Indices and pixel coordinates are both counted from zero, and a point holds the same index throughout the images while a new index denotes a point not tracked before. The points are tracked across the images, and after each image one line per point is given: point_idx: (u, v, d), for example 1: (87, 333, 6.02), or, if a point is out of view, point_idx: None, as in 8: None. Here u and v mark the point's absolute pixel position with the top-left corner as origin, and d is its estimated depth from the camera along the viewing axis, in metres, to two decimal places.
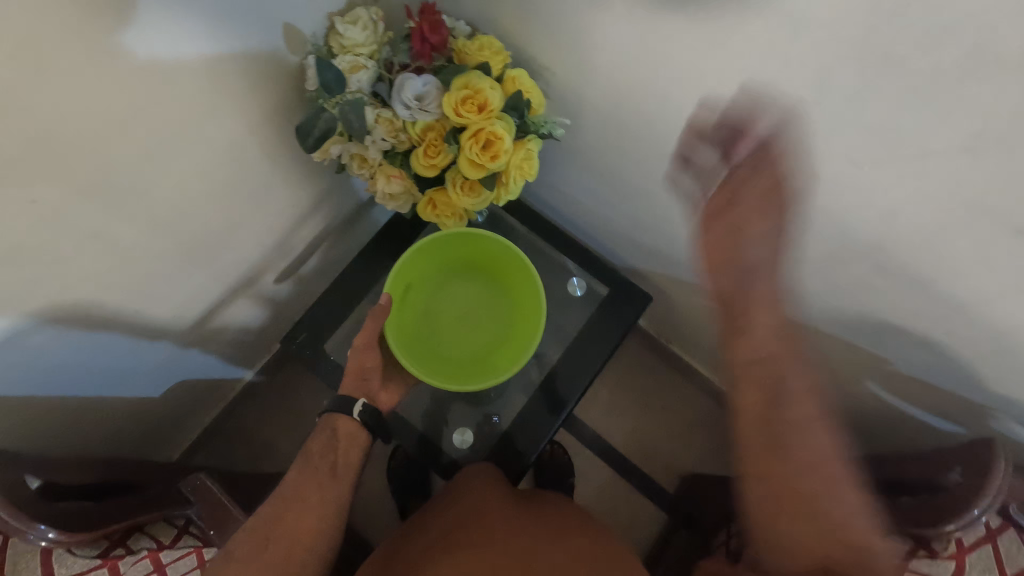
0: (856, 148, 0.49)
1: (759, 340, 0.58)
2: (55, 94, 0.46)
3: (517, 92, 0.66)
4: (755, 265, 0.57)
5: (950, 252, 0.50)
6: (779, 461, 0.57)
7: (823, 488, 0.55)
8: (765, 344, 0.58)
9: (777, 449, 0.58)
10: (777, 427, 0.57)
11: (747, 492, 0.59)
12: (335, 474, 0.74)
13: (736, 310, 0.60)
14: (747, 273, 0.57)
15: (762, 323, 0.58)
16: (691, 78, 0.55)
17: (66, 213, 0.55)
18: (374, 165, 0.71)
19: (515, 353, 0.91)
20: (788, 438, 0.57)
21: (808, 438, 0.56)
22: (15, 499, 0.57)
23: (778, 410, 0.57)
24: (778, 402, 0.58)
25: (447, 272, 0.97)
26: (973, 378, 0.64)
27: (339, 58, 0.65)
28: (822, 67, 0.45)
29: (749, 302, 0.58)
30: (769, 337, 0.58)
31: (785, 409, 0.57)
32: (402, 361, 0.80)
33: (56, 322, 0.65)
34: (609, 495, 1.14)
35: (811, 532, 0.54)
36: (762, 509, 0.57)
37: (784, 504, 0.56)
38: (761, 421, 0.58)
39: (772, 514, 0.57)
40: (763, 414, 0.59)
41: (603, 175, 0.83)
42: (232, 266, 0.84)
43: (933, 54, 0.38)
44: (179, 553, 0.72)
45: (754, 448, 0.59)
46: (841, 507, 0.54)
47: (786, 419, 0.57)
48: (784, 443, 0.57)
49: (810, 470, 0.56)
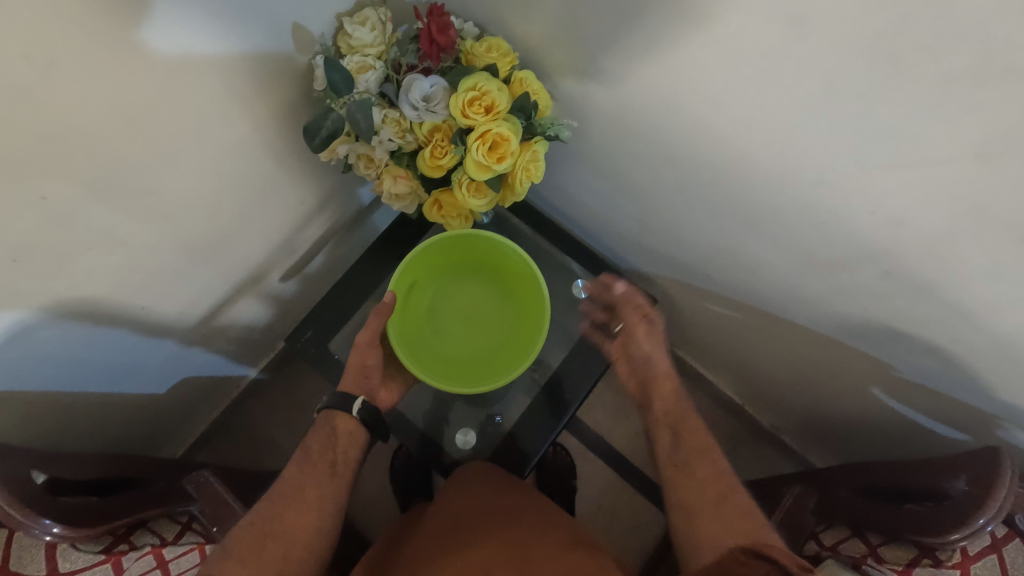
0: (864, 154, 0.48)
1: (657, 400, 0.82)
2: (66, 91, 0.47)
3: (525, 94, 0.66)
4: (644, 357, 0.84)
5: (958, 259, 0.50)
6: (692, 490, 0.70)
7: (727, 499, 0.68)
8: (666, 405, 0.81)
9: (691, 481, 0.71)
10: (682, 462, 0.74)
11: (675, 519, 0.70)
12: (333, 471, 0.73)
13: (642, 389, 0.84)
14: (637, 363, 0.84)
15: (657, 390, 0.82)
16: (698, 83, 0.55)
17: (75, 210, 0.55)
18: (380, 165, 0.72)
19: (515, 357, 0.90)
20: (690, 468, 0.73)
21: (704, 458, 0.73)
22: (21, 493, 0.57)
23: (683, 445, 0.76)
24: (682, 437, 0.77)
25: (452, 270, 0.97)
26: (980, 386, 0.63)
27: (347, 59, 0.65)
28: (831, 73, 0.45)
29: (647, 380, 0.84)
30: (666, 399, 0.82)
31: (681, 443, 0.76)
32: (405, 363, 0.80)
33: (64, 318, 0.65)
34: (611, 497, 1.14)
35: (722, 532, 0.64)
36: (688, 524, 0.68)
37: (699, 521, 0.67)
38: (671, 461, 0.75)
39: (692, 531, 0.67)
40: (672, 453, 0.76)
41: (609, 178, 0.83)
42: (238, 264, 0.84)
43: (942, 61, 0.38)
44: (183, 549, 0.70)
45: (677, 486, 0.72)
46: (744, 519, 0.65)
47: (685, 450, 0.75)
48: (690, 474, 0.72)
49: (715, 491, 0.69)
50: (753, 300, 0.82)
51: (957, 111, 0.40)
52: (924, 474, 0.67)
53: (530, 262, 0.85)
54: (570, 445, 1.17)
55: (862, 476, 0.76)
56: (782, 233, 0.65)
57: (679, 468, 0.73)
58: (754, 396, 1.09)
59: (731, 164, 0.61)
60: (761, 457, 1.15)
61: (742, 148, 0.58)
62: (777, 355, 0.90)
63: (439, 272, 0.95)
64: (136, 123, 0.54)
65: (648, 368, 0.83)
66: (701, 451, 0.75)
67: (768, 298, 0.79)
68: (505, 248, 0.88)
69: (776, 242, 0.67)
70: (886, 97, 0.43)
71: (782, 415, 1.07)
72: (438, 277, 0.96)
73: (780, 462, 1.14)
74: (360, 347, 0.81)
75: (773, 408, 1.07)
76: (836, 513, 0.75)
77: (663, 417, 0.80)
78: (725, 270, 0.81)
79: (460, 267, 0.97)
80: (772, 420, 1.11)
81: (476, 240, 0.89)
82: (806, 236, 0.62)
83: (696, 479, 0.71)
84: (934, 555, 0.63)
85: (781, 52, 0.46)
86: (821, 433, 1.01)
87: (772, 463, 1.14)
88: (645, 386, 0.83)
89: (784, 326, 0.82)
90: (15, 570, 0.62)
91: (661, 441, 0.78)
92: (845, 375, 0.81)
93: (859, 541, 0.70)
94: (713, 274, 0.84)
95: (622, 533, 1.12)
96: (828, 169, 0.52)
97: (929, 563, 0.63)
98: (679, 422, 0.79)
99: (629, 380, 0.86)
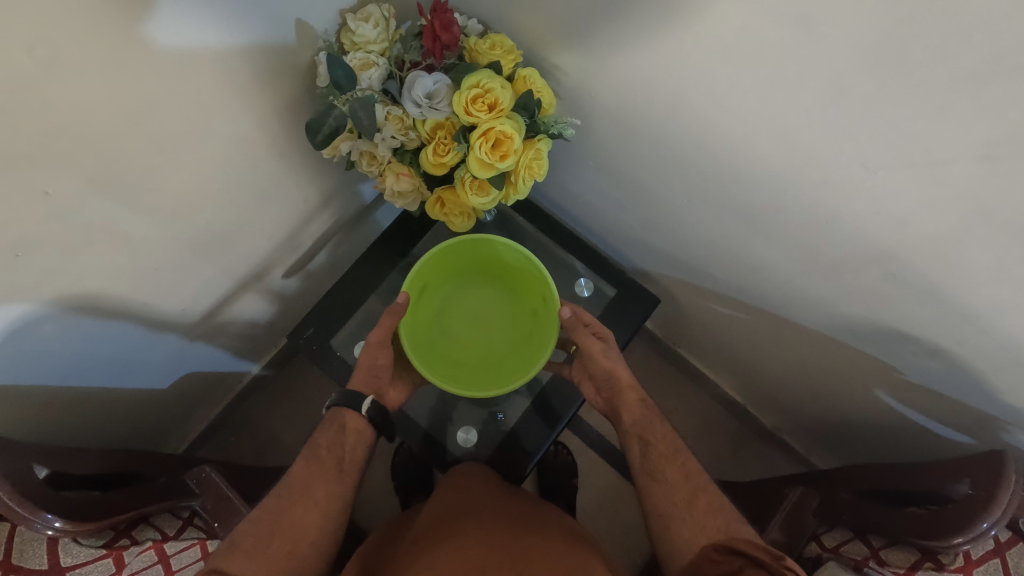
0: (869, 154, 0.48)
1: (624, 410, 0.80)
2: (70, 88, 0.47)
3: (528, 91, 0.65)
4: (606, 373, 0.81)
5: (965, 260, 0.50)
6: (664, 496, 0.70)
7: (702, 501, 0.68)
8: (634, 415, 0.79)
9: (662, 487, 0.71)
10: (653, 468, 0.74)
11: (655, 527, 0.70)
12: (341, 470, 0.73)
13: (610, 402, 0.82)
14: (601, 379, 0.82)
15: (624, 401, 0.80)
16: (703, 82, 0.55)
17: (78, 205, 0.55)
18: (382, 163, 0.71)
19: (515, 368, 0.90)
20: (660, 473, 0.73)
21: (675, 460, 0.73)
22: (24, 487, 0.58)
23: (654, 449, 0.75)
24: (656, 441, 0.76)
25: (469, 271, 0.97)
26: (985, 389, 0.63)
27: (350, 55, 0.65)
28: (836, 73, 0.44)
29: (612, 394, 0.82)
30: (634, 408, 0.80)
31: (651, 450, 0.75)
32: (417, 368, 0.80)
33: (68, 312, 0.65)
34: (612, 496, 1.14)
35: (699, 537, 0.64)
36: (668, 531, 0.67)
37: (673, 525, 0.67)
38: (643, 469, 0.75)
39: (668, 535, 0.67)
40: (644, 461, 0.75)
41: (613, 177, 0.82)
42: (241, 260, 0.85)
43: (950, 60, 0.38)
44: (183, 545, 0.71)
45: (650, 491, 0.72)
46: (715, 516, 0.66)
47: (655, 456, 0.74)
48: (662, 481, 0.72)
49: (685, 492, 0.69)
50: (756, 300, 0.82)
51: (965, 111, 0.40)
52: (926, 477, 0.66)
53: (540, 265, 0.85)
54: (572, 444, 1.17)
55: (863, 478, 0.75)
56: (787, 232, 0.64)
57: (650, 475, 0.73)
58: (757, 397, 1.08)
59: (735, 164, 0.61)
60: (763, 458, 1.15)
61: (746, 148, 0.58)
62: (781, 356, 0.90)
63: (446, 276, 0.95)
64: (139, 119, 0.54)
65: (611, 383, 0.81)
66: (675, 450, 0.75)
67: (772, 299, 0.78)
68: (513, 253, 0.88)
69: (780, 243, 0.67)
70: (893, 97, 0.43)
71: (785, 416, 1.06)
72: (445, 281, 0.96)
73: (783, 463, 1.14)
74: (372, 347, 0.81)
75: (776, 409, 1.06)
76: (837, 515, 0.75)
77: (631, 427, 0.78)
78: (728, 270, 0.81)
79: (467, 271, 0.96)
80: (775, 421, 1.11)
81: (485, 245, 0.89)
82: (810, 237, 0.62)
83: (667, 484, 0.71)
84: (936, 559, 0.63)
85: (785, 51, 0.46)
86: (823, 435, 1.01)
87: (773, 463, 1.14)
88: (612, 401, 0.82)
89: (787, 327, 0.82)
90: (19, 563, 0.62)
91: (633, 450, 0.77)
92: (849, 377, 0.81)
93: (862, 544, 0.70)
94: (716, 274, 0.84)
95: (624, 533, 1.12)
96: (832, 170, 0.52)
97: (931, 567, 0.63)
98: (652, 428, 0.77)
99: (596, 395, 0.85)
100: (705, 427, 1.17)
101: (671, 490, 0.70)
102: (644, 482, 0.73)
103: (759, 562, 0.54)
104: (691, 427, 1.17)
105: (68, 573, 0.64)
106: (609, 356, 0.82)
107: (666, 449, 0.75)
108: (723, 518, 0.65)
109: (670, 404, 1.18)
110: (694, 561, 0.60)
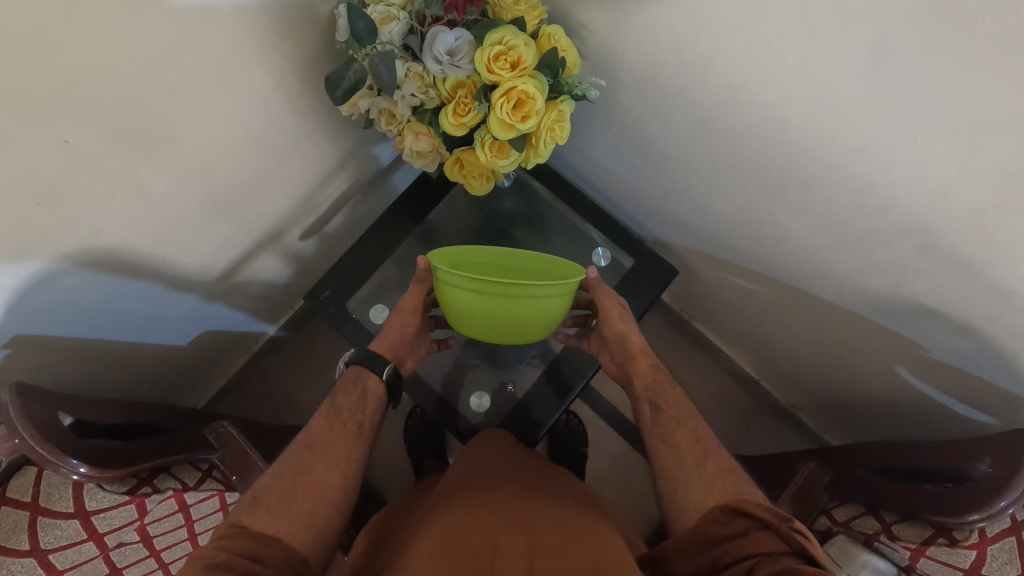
0: (910, 118, 0.46)
1: (637, 376, 0.81)
2: (88, 34, 0.46)
3: (552, 49, 0.63)
4: (620, 338, 0.81)
5: (1004, 231, 0.48)
6: (673, 460, 0.71)
7: (714, 467, 0.67)
8: (645, 380, 0.80)
9: (672, 450, 0.72)
10: (663, 433, 0.74)
11: (665, 491, 0.70)
12: (359, 432, 0.74)
13: (623, 367, 0.83)
14: (615, 345, 0.82)
15: (636, 365, 0.81)
16: (739, 40, 0.52)
17: (99, 154, 0.55)
18: (401, 122, 0.70)
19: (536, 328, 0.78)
20: (670, 437, 0.73)
21: (686, 425, 0.74)
22: (52, 432, 0.59)
23: (664, 414, 0.76)
24: (668, 405, 0.77)
25: None
26: (1012, 369, 0.61)
27: (370, 8, 0.62)
28: (881, 25, 0.42)
29: (625, 359, 0.82)
30: (646, 373, 0.80)
31: (662, 414, 0.76)
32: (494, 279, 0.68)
33: (90, 265, 0.66)
34: (622, 466, 1.15)
35: (697, 495, 0.66)
36: (676, 494, 0.68)
37: (681, 487, 0.68)
38: (654, 433, 0.75)
39: (677, 496, 0.67)
40: (654, 423, 0.76)
41: (636, 143, 0.80)
42: (259, 219, 0.85)
43: (1010, 12, 0.35)
44: (204, 495, 0.75)
45: (661, 455, 0.72)
46: (724, 479, 0.66)
47: (666, 420, 0.75)
48: (672, 445, 0.72)
49: (695, 455, 0.70)
50: (777, 273, 0.81)
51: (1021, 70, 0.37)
52: (944, 456, 0.66)
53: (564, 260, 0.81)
54: (582, 413, 1.18)
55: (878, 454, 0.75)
56: (818, 200, 0.62)
57: (662, 438, 0.74)
58: (773, 372, 1.08)
59: (766, 128, 0.59)
60: (775, 435, 1.14)
61: (782, 112, 0.55)
62: (798, 328, 0.89)
63: None
64: (159, 71, 0.53)
65: (625, 348, 0.81)
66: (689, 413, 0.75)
67: (794, 272, 0.77)
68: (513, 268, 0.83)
69: (809, 212, 0.65)
70: (945, 51, 0.40)
71: (800, 393, 1.06)
72: (430, 295, 0.89)
73: (795, 439, 1.13)
74: (405, 313, 0.83)
75: (791, 385, 1.06)
76: (851, 491, 0.75)
77: (643, 392, 0.79)
78: (751, 240, 0.79)
79: None
80: (789, 397, 1.10)
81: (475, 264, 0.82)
82: (840, 206, 0.60)
83: (678, 449, 0.71)
84: (949, 535, 0.62)
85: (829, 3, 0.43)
86: (839, 412, 1.00)
87: (785, 439, 1.13)
88: (625, 365, 0.82)
89: (807, 300, 0.81)
90: (46, 505, 0.63)
91: (644, 414, 0.78)
92: (869, 352, 0.79)
93: (872, 518, 0.71)
94: (738, 245, 0.83)
95: (632, 501, 1.13)
96: (870, 136, 0.50)
97: (943, 542, 0.63)
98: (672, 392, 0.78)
99: (610, 362, 0.85)
100: (718, 401, 1.16)
101: (678, 455, 0.71)
102: (655, 448, 0.74)
103: (767, 524, 0.55)
104: (704, 401, 1.16)
105: (94, 517, 0.65)
106: (625, 314, 0.83)
107: (678, 415, 0.75)
108: (736, 483, 0.65)
109: (683, 377, 1.17)
110: (700, 521, 0.61)
